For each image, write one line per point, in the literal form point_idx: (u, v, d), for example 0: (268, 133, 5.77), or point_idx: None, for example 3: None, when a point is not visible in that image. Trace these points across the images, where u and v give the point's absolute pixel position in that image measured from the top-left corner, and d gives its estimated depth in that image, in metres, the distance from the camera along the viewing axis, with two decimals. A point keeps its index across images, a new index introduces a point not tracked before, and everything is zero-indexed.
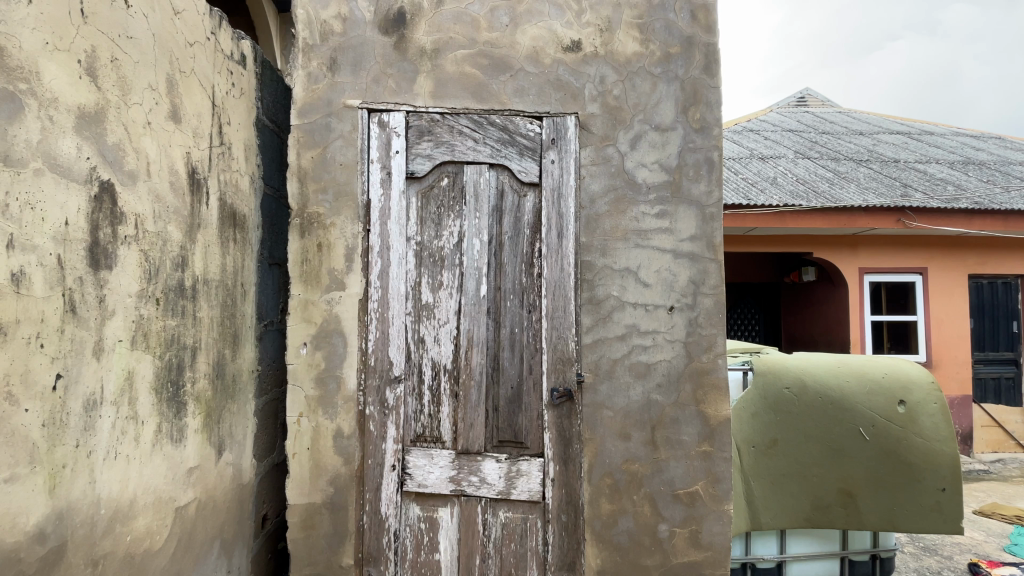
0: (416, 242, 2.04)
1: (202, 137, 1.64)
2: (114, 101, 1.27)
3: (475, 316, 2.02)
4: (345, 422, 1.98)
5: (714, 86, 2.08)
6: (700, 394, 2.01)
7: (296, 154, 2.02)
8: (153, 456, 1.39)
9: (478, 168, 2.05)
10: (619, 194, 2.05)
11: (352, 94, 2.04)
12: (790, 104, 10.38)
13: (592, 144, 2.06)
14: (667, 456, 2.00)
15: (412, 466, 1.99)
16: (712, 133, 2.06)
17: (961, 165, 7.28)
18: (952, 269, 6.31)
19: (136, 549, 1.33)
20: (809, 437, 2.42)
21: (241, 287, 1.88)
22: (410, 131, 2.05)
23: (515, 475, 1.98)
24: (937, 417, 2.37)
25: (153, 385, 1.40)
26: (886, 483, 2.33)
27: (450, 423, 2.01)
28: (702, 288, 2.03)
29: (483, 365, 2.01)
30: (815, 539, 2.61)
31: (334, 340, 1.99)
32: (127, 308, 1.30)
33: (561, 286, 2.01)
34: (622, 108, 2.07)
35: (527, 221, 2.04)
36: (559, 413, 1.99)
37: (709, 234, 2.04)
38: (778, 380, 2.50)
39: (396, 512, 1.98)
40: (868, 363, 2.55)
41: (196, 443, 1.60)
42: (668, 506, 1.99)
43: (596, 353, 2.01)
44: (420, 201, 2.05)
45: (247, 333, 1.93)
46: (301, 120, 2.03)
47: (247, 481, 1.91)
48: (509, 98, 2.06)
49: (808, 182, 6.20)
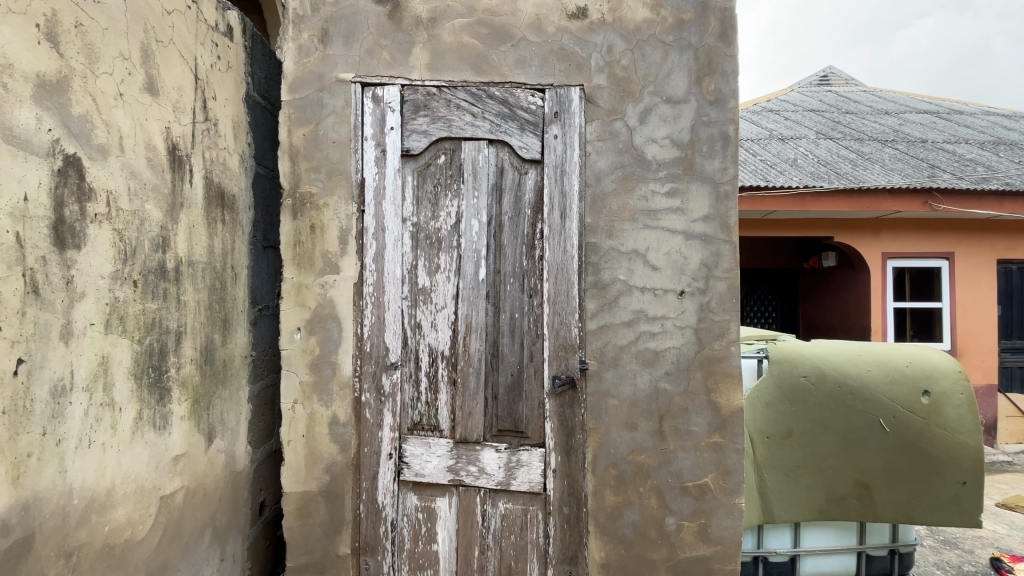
0: (412, 223, 1.95)
1: (183, 112, 1.56)
2: (80, 69, 1.19)
3: (474, 301, 1.93)
4: (341, 409, 1.92)
5: (730, 55, 1.93)
6: (711, 382, 1.91)
7: (287, 132, 1.94)
8: (133, 444, 1.34)
9: (476, 144, 1.94)
10: (626, 171, 1.93)
11: (345, 67, 1.95)
12: (811, 83, 10.05)
13: (598, 118, 1.94)
14: (675, 447, 1.91)
15: (410, 455, 1.93)
16: (727, 105, 1.93)
17: (991, 146, 6.91)
18: (980, 254, 6.05)
19: (115, 540, 1.28)
20: (826, 428, 2.31)
21: (231, 269, 1.82)
22: (406, 106, 1.95)
23: (515, 465, 1.90)
24: (963, 408, 2.23)
25: (132, 370, 1.34)
26: (904, 476, 2.23)
27: (448, 411, 1.94)
28: (714, 272, 1.92)
29: (481, 352, 1.93)
30: (830, 533, 2.51)
31: (329, 325, 1.93)
32: (99, 290, 1.23)
33: (564, 269, 1.91)
34: (630, 79, 1.94)
35: (528, 201, 1.94)
36: (562, 402, 1.90)
37: (723, 214, 1.92)
38: (795, 368, 2.39)
39: (393, 501, 1.93)
40: (891, 351, 2.42)
41: (183, 430, 1.55)
42: (676, 499, 1.91)
43: (601, 340, 1.92)
44: (416, 180, 1.95)
45: (239, 317, 1.87)
46: (292, 96, 1.94)
47: (240, 469, 1.87)
48: (510, 70, 1.94)
49: (831, 164, 5.96)
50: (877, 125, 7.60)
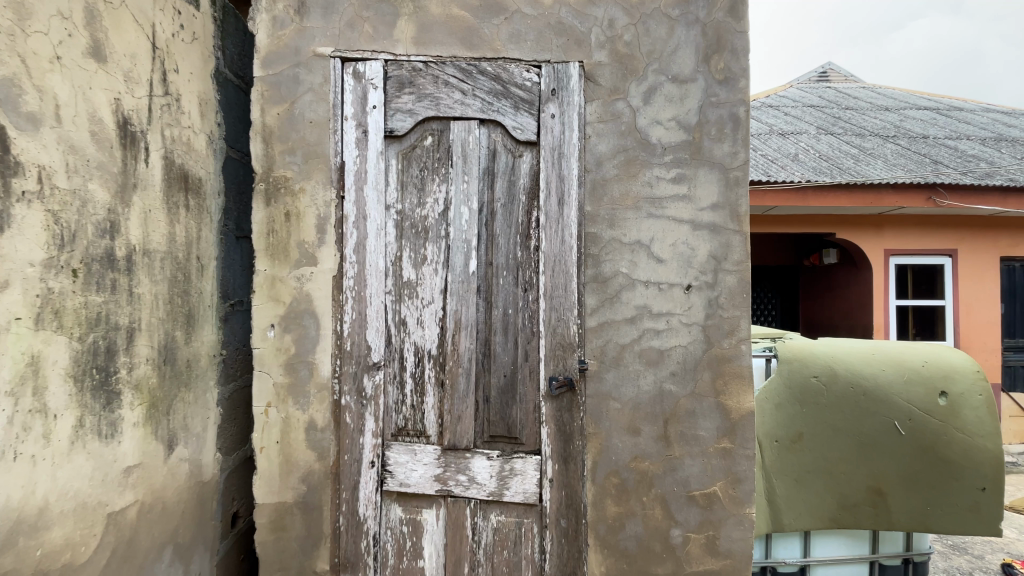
0: (396, 211, 1.79)
1: (138, 84, 1.40)
2: (5, 25, 1.03)
3: (464, 295, 1.77)
4: (318, 413, 1.77)
5: (740, 31, 1.78)
6: (720, 384, 1.76)
7: (260, 111, 1.78)
8: (72, 455, 1.18)
9: (466, 124, 1.79)
10: (629, 155, 1.78)
11: (323, 40, 1.79)
12: (811, 80, 9.92)
13: (599, 97, 1.78)
14: (681, 454, 1.76)
15: (393, 463, 1.77)
16: (737, 85, 1.78)
17: (993, 142, 6.81)
18: (983, 251, 5.94)
19: (50, 565, 1.12)
20: (838, 431, 2.17)
21: (196, 260, 1.65)
22: (389, 83, 1.79)
23: (509, 475, 1.75)
24: (981, 410, 2.10)
25: (71, 371, 1.18)
26: (920, 482, 2.08)
27: (435, 416, 1.78)
28: (723, 264, 1.77)
29: (472, 351, 1.77)
30: (842, 542, 2.37)
31: (305, 322, 1.77)
32: (28, 280, 1.07)
33: (561, 261, 1.76)
34: (634, 55, 1.79)
35: (522, 186, 1.78)
36: (559, 405, 1.75)
37: (733, 202, 1.77)
38: (804, 368, 2.25)
39: (375, 513, 1.77)
40: (904, 351, 2.29)
41: (136, 438, 1.39)
42: (681, 509, 1.76)
43: (602, 338, 1.76)
44: (401, 164, 1.80)
45: (206, 313, 1.71)
46: (265, 72, 1.78)
47: (208, 479, 1.71)
48: (503, 45, 1.79)
49: (833, 159, 5.83)
50: (878, 121, 7.48)
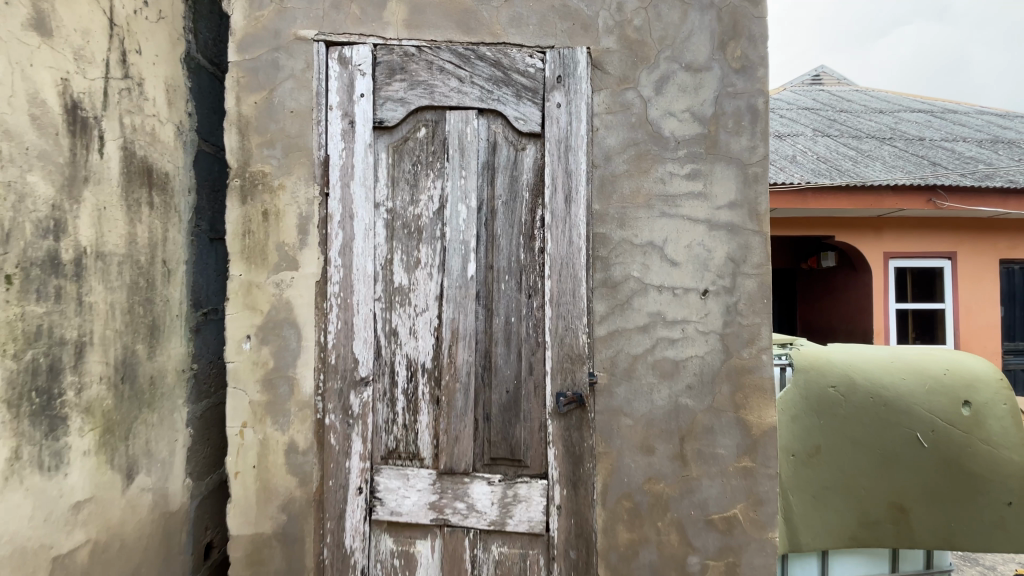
0: (386, 210, 1.63)
1: (92, 64, 1.23)
2: None
3: (461, 302, 1.61)
4: (299, 434, 1.59)
5: (758, 15, 1.64)
6: (740, 398, 1.61)
7: (235, 99, 1.61)
8: (5, 494, 1.00)
9: (463, 114, 1.63)
10: (641, 149, 1.63)
11: (305, 23, 1.62)
12: (804, 83, 9.90)
13: (608, 86, 1.64)
14: (698, 475, 1.61)
15: (383, 490, 1.60)
16: (756, 73, 1.63)
17: (988, 144, 6.78)
18: (983, 254, 5.87)
19: None
20: (858, 445, 2.02)
21: (162, 265, 1.48)
22: (379, 69, 1.63)
23: (512, 502, 1.59)
24: (1007, 421, 1.96)
25: (3, 395, 1.01)
26: (944, 497, 1.94)
27: (430, 436, 1.61)
28: (742, 267, 1.62)
29: (471, 363, 1.61)
30: (862, 562, 2.22)
31: (285, 332, 1.60)
32: None
33: (569, 264, 1.60)
34: (644, 41, 1.65)
35: (525, 182, 1.63)
36: (567, 424, 1.59)
37: (753, 200, 1.62)
38: (822, 377, 2.11)
39: (364, 546, 1.60)
40: (925, 357, 2.15)
41: (88, 469, 1.21)
42: (700, 535, 1.60)
43: (612, 348, 1.61)
44: (392, 157, 1.64)
45: (174, 323, 1.53)
46: (241, 57, 1.61)
47: (175, 509, 1.52)
48: (503, 29, 1.64)
49: (833, 161, 5.74)
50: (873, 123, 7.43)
